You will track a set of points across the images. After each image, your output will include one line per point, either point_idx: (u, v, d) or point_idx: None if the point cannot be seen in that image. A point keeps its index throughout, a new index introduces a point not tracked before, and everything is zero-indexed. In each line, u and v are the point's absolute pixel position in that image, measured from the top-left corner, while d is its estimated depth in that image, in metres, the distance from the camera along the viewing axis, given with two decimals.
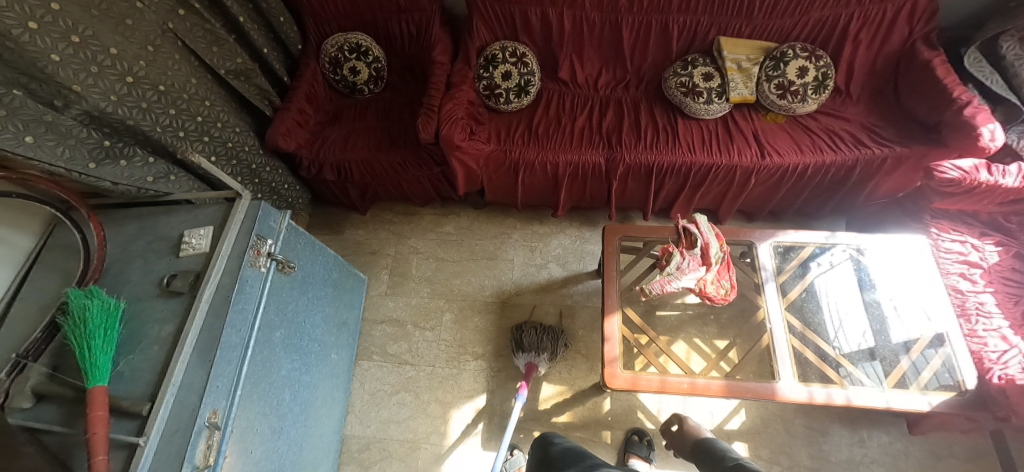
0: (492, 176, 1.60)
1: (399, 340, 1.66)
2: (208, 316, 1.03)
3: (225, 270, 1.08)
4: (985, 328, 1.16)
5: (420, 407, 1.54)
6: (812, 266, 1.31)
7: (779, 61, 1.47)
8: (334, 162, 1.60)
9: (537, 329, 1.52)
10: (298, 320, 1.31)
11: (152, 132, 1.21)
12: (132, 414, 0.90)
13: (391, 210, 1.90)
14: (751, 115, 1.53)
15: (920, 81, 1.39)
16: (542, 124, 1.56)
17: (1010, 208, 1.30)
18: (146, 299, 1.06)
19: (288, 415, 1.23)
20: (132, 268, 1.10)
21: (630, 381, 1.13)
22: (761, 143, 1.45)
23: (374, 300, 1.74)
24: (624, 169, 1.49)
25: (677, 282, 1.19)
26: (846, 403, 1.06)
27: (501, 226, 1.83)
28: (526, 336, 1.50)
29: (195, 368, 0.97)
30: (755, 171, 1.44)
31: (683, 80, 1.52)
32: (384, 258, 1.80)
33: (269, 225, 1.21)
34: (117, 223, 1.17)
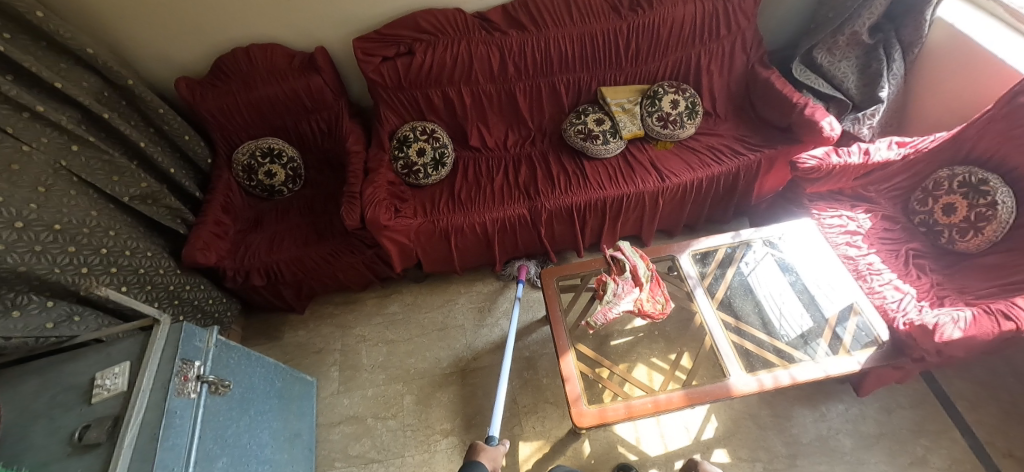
0: (426, 248, 1.63)
1: (361, 437, 1.54)
2: (132, 463, 0.91)
3: (148, 405, 0.99)
4: (880, 283, 1.32)
5: None
6: (742, 267, 1.44)
7: (654, 98, 1.69)
8: (262, 266, 1.56)
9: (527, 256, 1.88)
10: (242, 443, 1.20)
11: (49, 274, 1.12)
12: None
13: (330, 303, 1.85)
14: (644, 146, 1.73)
15: (766, 94, 1.66)
16: (463, 190, 1.65)
17: (865, 180, 1.52)
18: (54, 463, 0.91)
19: None
20: (33, 431, 0.97)
21: (598, 415, 1.13)
22: (659, 169, 1.63)
23: (327, 401, 1.63)
24: (548, 215, 1.59)
25: (616, 306, 1.25)
26: (792, 381, 1.13)
27: (446, 293, 1.84)
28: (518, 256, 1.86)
29: None
30: (660, 193, 1.59)
31: (579, 127, 1.69)
32: (331, 354, 1.72)
33: (194, 345, 1.13)
34: (12, 384, 1.04)
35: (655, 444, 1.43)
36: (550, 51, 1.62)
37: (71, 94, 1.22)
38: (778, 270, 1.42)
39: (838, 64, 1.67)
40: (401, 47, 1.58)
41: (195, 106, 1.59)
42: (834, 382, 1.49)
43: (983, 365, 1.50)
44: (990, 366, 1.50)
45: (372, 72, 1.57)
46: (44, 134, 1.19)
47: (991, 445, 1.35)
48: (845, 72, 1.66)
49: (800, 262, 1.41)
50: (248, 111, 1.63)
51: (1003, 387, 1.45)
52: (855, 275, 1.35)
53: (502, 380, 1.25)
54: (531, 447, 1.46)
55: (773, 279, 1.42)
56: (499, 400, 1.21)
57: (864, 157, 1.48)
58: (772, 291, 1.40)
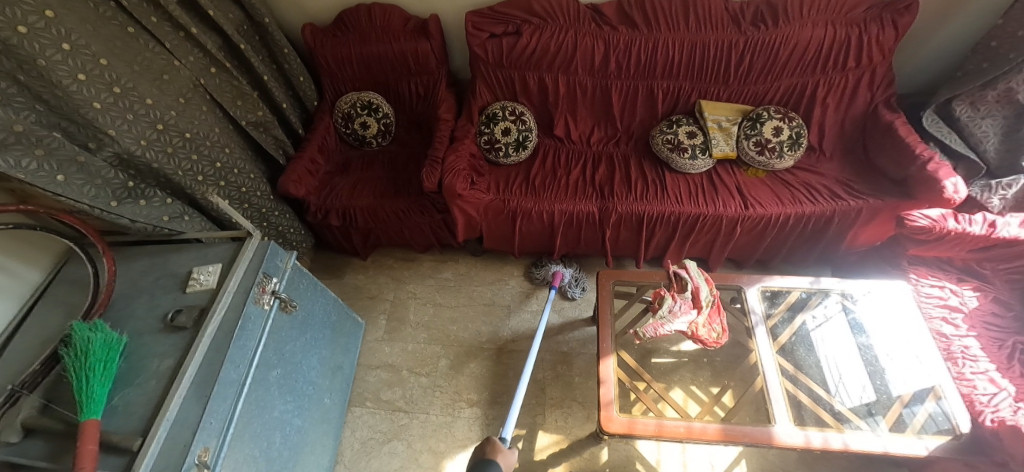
0: (490, 224, 1.67)
1: (393, 385, 1.64)
2: (208, 351, 1.05)
3: (230, 305, 1.12)
4: (973, 371, 1.17)
5: (412, 457, 1.49)
6: (808, 321, 1.36)
7: (756, 121, 1.61)
8: (341, 208, 1.68)
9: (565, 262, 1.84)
10: (296, 360, 1.32)
11: (173, 175, 1.28)
12: (121, 449, 0.91)
13: (392, 256, 1.96)
14: (734, 169, 1.64)
15: (886, 140, 1.52)
16: (539, 176, 1.66)
17: (982, 255, 1.35)
18: (148, 334, 1.09)
19: (276, 460, 1.21)
20: (138, 303, 1.14)
21: (626, 425, 1.12)
22: (744, 195, 1.55)
23: (370, 344, 1.74)
24: (617, 218, 1.57)
25: (670, 324, 1.21)
26: (844, 448, 1.05)
27: (499, 272, 1.87)
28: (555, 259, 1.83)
29: (190, 404, 0.98)
30: (739, 221, 1.52)
31: (668, 137, 1.64)
32: (382, 303, 1.83)
33: (275, 264, 1.25)
34: (129, 261, 1.22)
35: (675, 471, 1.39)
36: (656, 55, 1.58)
37: (219, 22, 1.37)
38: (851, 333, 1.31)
39: (980, 122, 1.47)
40: (510, 27, 1.60)
41: (314, 50, 1.72)
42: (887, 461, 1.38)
43: None
44: None
45: (477, 46, 1.61)
46: (192, 53, 1.35)
47: None
48: (986, 131, 1.46)
49: (875, 326, 1.29)
50: (358, 64, 1.74)
51: None
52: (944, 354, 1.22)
53: (524, 375, 1.20)
54: (549, 439, 1.47)
55: (843, 340, 1.31)
56: (519, 394, 1.16)
57: (987, 229, 1.30)
58: (836, 354, 1.30)
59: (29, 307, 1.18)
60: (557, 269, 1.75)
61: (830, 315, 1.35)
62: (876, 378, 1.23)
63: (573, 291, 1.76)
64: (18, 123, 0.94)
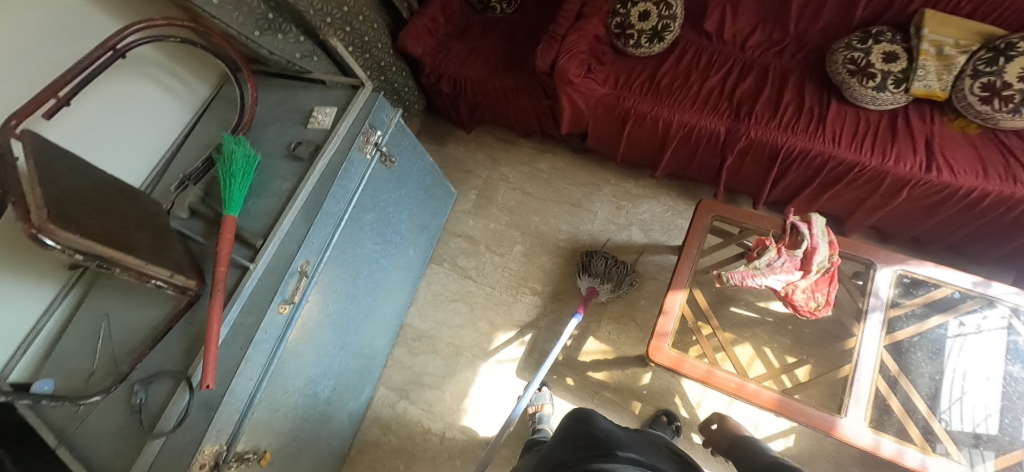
0: (598, 122, 1.54)
1: (469, 256, 1.77)
2: (317, 183, 1.21)
3: (338, 148, 1.24)
4: None
5: (471, 320, 1.67)
6: (949, 326, 1.07)
7: (1001, 54, 1.13)
8: (453, 75, 1.66)
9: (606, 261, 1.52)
10: (388, 211, 1.47)
11: (305, 13, 1.32)
12: (250, 244, 1.16)
13: (493, 135, 1.94)
14: (932, 116, 1.24)
15: None
16: (667, 77, 1.43)
17: None
18: (276, 158, 1.27)
19: (361, 287, 1.44)
20: (271, 130, 1.31)
21: (674, 360, 1.09)
22: (932, 152, 1.18)
23: (457, 214, 1.84)
24: (745, 145, 1.33)
25: (762, 279, 1.07)
26: (919, 468, 0.91)
27: (594, 176, 1.77)
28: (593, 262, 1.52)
29: (299, 223, 1.17)
30: (909, 183, 1.19)
31: (855, 55, 1.26)
32: (475, 179, 1.88)
33: (382, 119, 1.33)
34: (268, 91, 1.38)
35: None
36: None
37: None
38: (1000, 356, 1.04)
39: None
40: None
41: None
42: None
43: None
44: None
45: None
46: None
47: None
48: None
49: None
50: None
51: None
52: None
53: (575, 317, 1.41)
54: (597, 347, 1.52)
55: (985, 361, 1.04)
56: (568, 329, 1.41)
57: None
58: (967, 371, 1.04)
59: (198, 114, 1.43)
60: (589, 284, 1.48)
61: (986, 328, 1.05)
62: (1010, 414, 0.99)
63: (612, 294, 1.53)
64: None
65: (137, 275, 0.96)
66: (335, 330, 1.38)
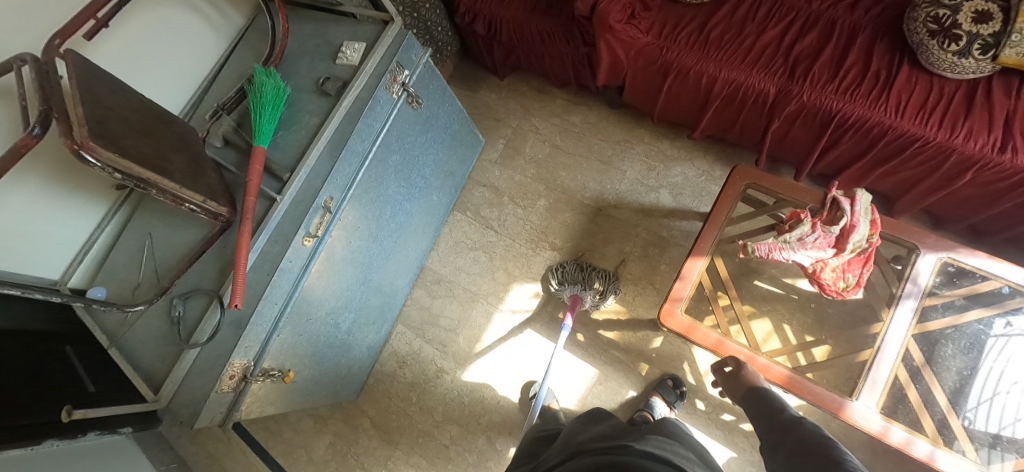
0: (637, 74, 1.45)
1: (492, 206, 1.76)
2: (343, 120, 1.21)
3: (364, 86, 1.22)
4: None
5: (489, 270, 1.70)
6: (993, 325, 0.99)
7: None
8: (488, 15, 1.58)
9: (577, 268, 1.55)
10: (414, 154, 1.46)
11: None
12: (278, 177, 1.20)
13: (527, 83, 1.86)
14: (1020, 89, 1.08)
15: None
16: (719, 27, 1.31)
17: None
18: (305, 93, 1.27)
19: (384, 227, 1.47)
20: (301, 64, 1.31)
21: (686, 327, 1.08)
22: (1013, 129, 1.05)
23: (483, 163, 1.82)
24: (795, 109, 1.22)
25: (789, 253, 1.03)
26: (926, 459, 0.89)
27: (628, 133, 1.69)
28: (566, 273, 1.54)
29: (324, 159, 1.19)
30: (978, 163, 1.07)
31: (939, 12, 1.09)
32: (504, 128, 1.83)
33: (410, 58, 1.29)
34: (300, 22, 1.36)
35: None
36: None
37: None
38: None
39: None
40: None
41: None
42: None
43: None
44: None
45: None
46: None
47: None
48: None
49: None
50: None
51: None
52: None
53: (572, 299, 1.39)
54: (611, 307, 1.52)
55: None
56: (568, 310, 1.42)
57: None
58: (1003, 371, 0.97)
59: (234, 45, 1.45)
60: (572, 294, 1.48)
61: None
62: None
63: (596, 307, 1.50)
64: None
65: (172, 197, 1.01)
66: (357, 266, 1.43)
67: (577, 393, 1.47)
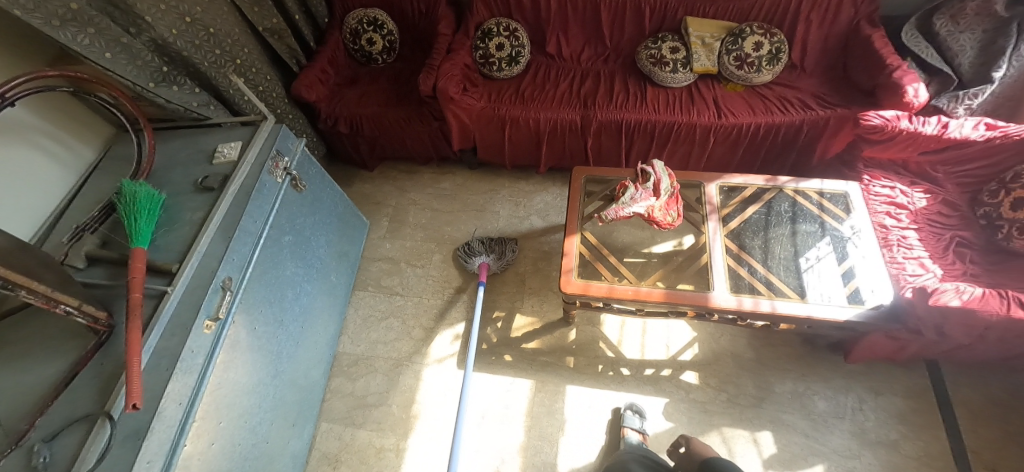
0: (483, 133, 1.82)
1: (392, 274, 1.85)
2: (231, 206, 1.27)
3: (248, 174, 1.33)
4: (905, 256, 1.27)
5: (406, 331, 1.73)
6: (781, 248, 1.32)
7: (738, 37, 1.66)
8: (349, 116, 1.85)
9: (485, 242, 1.75)
10: (305, 234, 1.54)
11: (200, 65, 1.45)
12: (164, 272, 1.16)
13: (396, 168, 2.13)
14: (714, 84, 1.72)
15: (863, 55, 1.57)
16: (528, 89, 1.79)
17: (936, 157, 1.40)
18: (184, 195, 1.31)
19: (288, 311, 1.45)
20: (174, 172, 1.36)
21: (582, 287, 1.30)
22: (719, 106, 1.64)
23: (373, 241, 1.94)
24: (597, 126, 1.69)
25: (630, 208, 1.35)
26: (771, 310, 1.20)
27: (491, 184, 2.02)
28: (476, 247, 1.71)
29: (217, 242, 1.21)
30: (712, 129, 1.62)
31: (652, 52, 1.72)
32: (385, 208, 2.02)
33: (287, 146, 1.45)
34: (166, 141, 1.43)
35: (633, 350, 1.58)
36: None
37: None
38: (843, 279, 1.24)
39: (958, 36, 1.49)
40: None
41: None
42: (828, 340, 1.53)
43: (998, 379, 1.44)
44: (1010, 380, 1.43)
45: None
46: None
47: (974, 454, 1.34)
48: (963, 45, 1.48)
49: (865, 271, 1.24)
50: None
51: (1015, 401, 1.40)
52: (900, 291, 1.19)
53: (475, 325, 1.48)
54: (525, 320, 1.67)
55: (830, 283, 1.23)
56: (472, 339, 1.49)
57: (939, 130, 1.33)
58: (810, 284, 1.25)
59: (84, 177, 1.40)
60: (482, 260, 1.66)
61: (821, 258, 1.29)
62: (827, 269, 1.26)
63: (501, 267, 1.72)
64: (72, 2, 1.12)
65: (44, 299, 0.94)
66: (266, 356, 1.36)
67: (521, 407, 1.53)
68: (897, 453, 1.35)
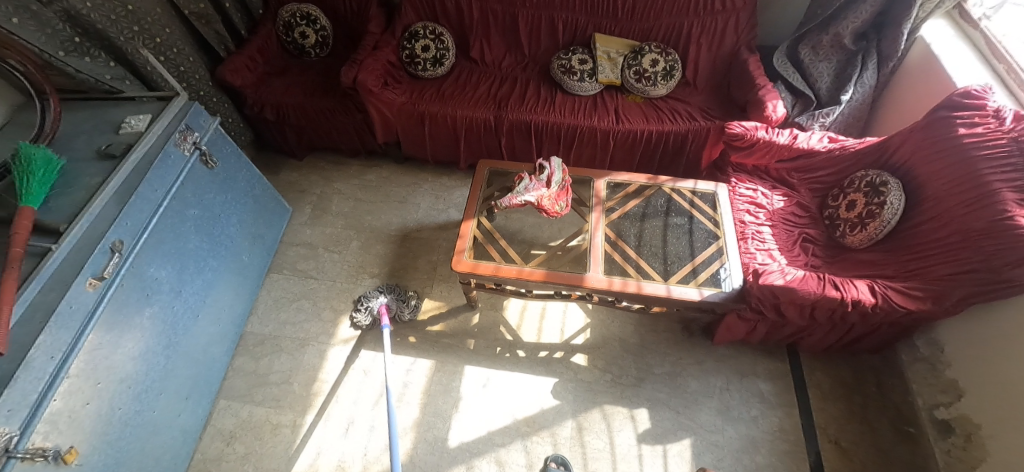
0: (405, 127, 1.92)
1: (308, 258, 1.90)
2: (131, 173, 1.30)
3: (153, 145, 1.36)
4: (757, 246, 1.44)
5: (316, 312, 1.77)
6: (653, 237, 1.47)
7: (638, 54, 1.84)
8: (275, 104, 1.92)
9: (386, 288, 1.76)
10: (214, 211, 1.57)
11: (116, 39, 1.52)
12: (49, 232, 1.17)
13: (324, 160, 2.19)
14: (617, 95, 1.89)
15: (742, 77, 1.77)
16: (449, 89, 1.91)
17: (792, 165, 1.61)
18: (84, 161, 1.33)
19: (188, 284, 1.48)
20: (77, 140, 1.37)
21: (471, 265, 1.39)
22: (618, 113, 1.80)
23: (294, 227, 1.99)
24: (509, 126, 1.83)
25: (522, 196, 1.46)
26: (637, 290, 1.34)
27: (415, 177, 2.12)
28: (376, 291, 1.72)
29: (111, 206, 1.23)
30: (611, 133, 1.78)
31: (563, 62, 1.88)
32: (309, 196, 2.07)
33: (199, 123, 1.50)
34: (73, 110, 1.44)
35: (531, 333, 1.68)
36: None
37: None
38: (715, 269, 1.38)
39: (817, 64, 1.72)
40: None
41: None
42: (703, 326, 1.68)
43: (847, 364, 1.61)
44: (856, 365, 1.60)
45: None
46: None
47: (821, 429, 1.48)
48: (821, 72, 1.71)
49: (727, 261, 1.40)
50: None
51: (859, 383, 1.56)
52: (746, 275, 1.35)
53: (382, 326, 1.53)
54: (432, 304, 1.75)
55: (709, 273, 1.37)
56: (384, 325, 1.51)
57: (790, 140, 1.56)
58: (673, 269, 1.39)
59: None
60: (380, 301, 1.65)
61: (710, 253, 1.42)
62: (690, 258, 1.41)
63: (404, 313, 1.68)
64: None
65: None
66: (160, 324, 1.37)
67: (419, 385, 1.59)
68: (754, 428, 1.49)
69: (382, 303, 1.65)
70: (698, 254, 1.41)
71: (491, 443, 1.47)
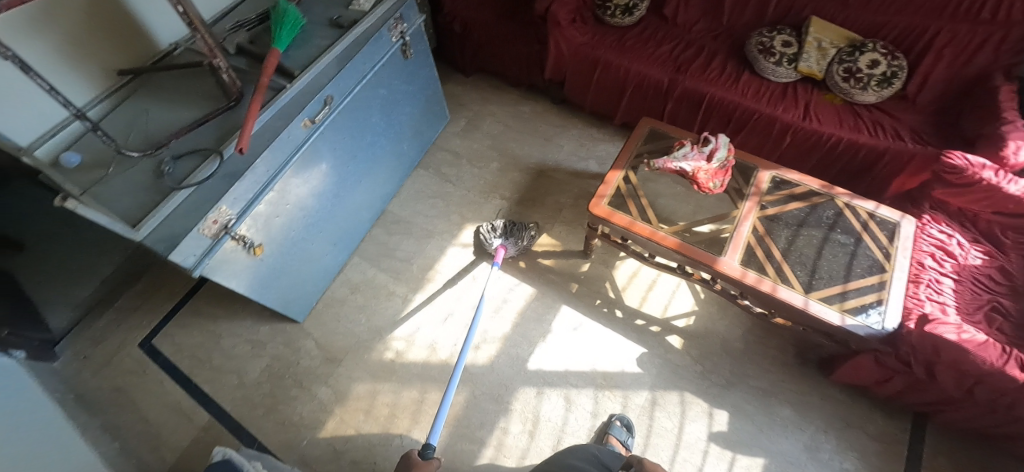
0: (575, 69, 1.94)
1: (451, 165, 2.07)
2: (352, 44, 1.51)
3: (373, 24, 1.55)
4: (929, 295, 1.26)
5: (446, 213, 1.95)
6: (806, 246, 1.35)
7: (857, 50, 1.63)
8: (465, 17, 2.05)
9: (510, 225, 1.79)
10: (396, 97, 1.77)
11: None
12: (286, 74, 1.42)
13: (487, 81, 2.32)
14: (813, 90, 1.71)
15: (984, 105, 1.48)
16: (631, 40, 1.87)
17: (1012, 222, 1.34)
18: (318, 25, 1.57)
19: (362, 152, 1.71)
20: (317, 7, 1.62)
21: (606, 211, 1.42)
22: (808, 109, 1.64)
23: (447, 134, 2.17)
24: (681, 93, 1.76)
25: (678, 163, 1.43)
26: (770, 291, 1.26)
27: (566, 120, 2.15)
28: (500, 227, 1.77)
29: (333, 66, 1.45)
30: (791, 128, 1.63)
31: (763, 40, 1.73)
32: (467, 111, 2.22)
33: (408, 15, 1.67)
34: None
35: (634, 299, 1.69)
36: None
37: None
38: (869, 301, 1.24)
39: None
40: None
41: None
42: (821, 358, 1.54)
43: (987, 463, 1.37)
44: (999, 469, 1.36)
45: None
46: None
47: None
48: None
49: (887, 298, 1.24)
50: None
51: None
52: (905, 320, 1.20)
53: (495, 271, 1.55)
54: (548, 240, 1.83)
55: (860, 303, 1.24)
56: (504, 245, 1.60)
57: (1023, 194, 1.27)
58: (818, 285, 1.28)
59: None
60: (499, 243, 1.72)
61: (868, 283, 1.27)
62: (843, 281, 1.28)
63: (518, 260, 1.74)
64: None
65: (208, 46, 1.22)
66: (337, 176, 1.62)
67: (517, 305, 1.70)
68: None
69: (501, 247, 1.71)
70: (853, 280, 1.28)
71: (565, 380, 1.55)
